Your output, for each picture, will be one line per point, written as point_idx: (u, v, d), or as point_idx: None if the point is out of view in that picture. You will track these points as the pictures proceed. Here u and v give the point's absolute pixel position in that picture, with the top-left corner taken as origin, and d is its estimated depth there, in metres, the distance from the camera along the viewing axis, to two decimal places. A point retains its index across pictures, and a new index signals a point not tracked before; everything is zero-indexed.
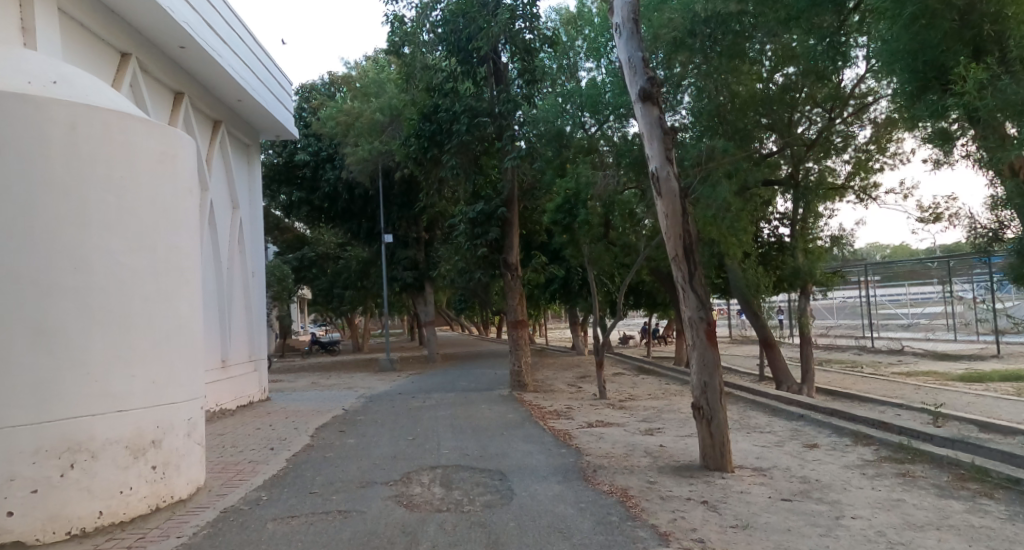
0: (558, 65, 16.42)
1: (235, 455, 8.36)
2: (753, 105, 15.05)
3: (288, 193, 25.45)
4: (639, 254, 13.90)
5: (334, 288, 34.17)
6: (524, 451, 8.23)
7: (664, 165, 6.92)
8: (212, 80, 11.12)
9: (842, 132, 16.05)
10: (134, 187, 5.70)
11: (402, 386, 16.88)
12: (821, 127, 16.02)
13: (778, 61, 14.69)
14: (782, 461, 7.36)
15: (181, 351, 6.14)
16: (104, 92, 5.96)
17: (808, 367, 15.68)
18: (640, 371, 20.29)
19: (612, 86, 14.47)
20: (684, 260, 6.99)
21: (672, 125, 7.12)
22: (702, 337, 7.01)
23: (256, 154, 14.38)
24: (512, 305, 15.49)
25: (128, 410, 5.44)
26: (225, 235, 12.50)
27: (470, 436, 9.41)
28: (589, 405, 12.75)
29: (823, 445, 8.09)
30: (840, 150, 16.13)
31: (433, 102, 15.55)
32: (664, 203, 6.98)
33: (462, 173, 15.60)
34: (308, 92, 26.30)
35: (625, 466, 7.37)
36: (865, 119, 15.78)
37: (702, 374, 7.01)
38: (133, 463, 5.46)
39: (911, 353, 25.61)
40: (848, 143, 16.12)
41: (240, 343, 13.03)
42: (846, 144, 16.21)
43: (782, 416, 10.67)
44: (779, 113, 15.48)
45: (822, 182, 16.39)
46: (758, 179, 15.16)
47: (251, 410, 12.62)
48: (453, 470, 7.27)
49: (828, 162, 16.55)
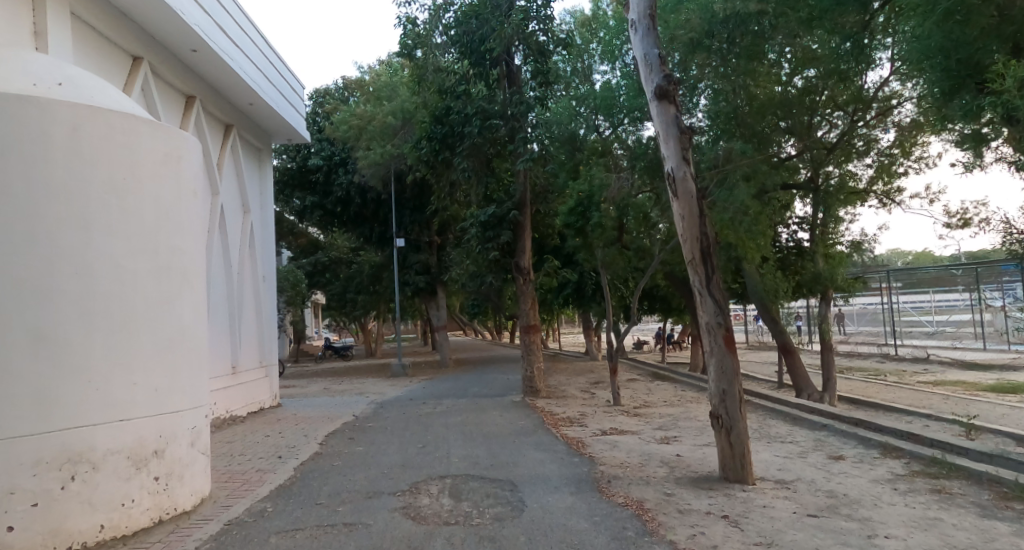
0: (572, 68, 16.24)
1: (242, 463, 8.20)
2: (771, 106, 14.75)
3: (301, 197, 25.44)
4: (655, 259, 13.64)
5: (347, 293, 34.15)
6: (536, 460, 8.01)
7: (680, 165, 6.68)
8: (224, 83, 11.02)
9: (864, 135, 15.49)
10: (137, 189, 5.56)
11: (414, 392, 16.72)
12: (842, 129, 15.62)
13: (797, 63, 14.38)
14: (806, 473, 7.08)
15: (184, 359, 5.99)
16: (109, 93, 5.82)
17: (830, 375, 15.31)
18: (655, 378, 19.99)
19: (627, 88, 14.22)
20: (701, 263, 6.76)
21: (689, 124, 6.88)
22: (720, 343, 6.75)
23: (267, 158, 14.30)
24: (524, 310, 15.27)
25: (129, 419, 5.29)
26: (236, 239, 12.41)
27: (482, 444, 9.20)
28: (603, 413, 12.49)
29: (850, 458, 7.79)
30: (862, 154, 15.62)
31: (445, 104, 15.40)
32: (680, 204, 6.75)
33: (474, 176, 15.43)
34: (322, 96, 26.28)
35: (641, 477, 7.12)
36: (888, 122, 15.19)
37: (721, 381, 6.74)
38: (135, 474, 5.29)
39: (936, 361, 25.00)
40: (871, 147, 15.56)
41: (250, 348, 12.93)
42: (869, 147, 15.62)
43: (804, 426, 10.35)
44: (798, 115, 15.18)
45: (843, 186, 16.02)
46: (777, 182, 14.82)
47: (261, 416, 12.49)
48: (463, 480, 7.06)
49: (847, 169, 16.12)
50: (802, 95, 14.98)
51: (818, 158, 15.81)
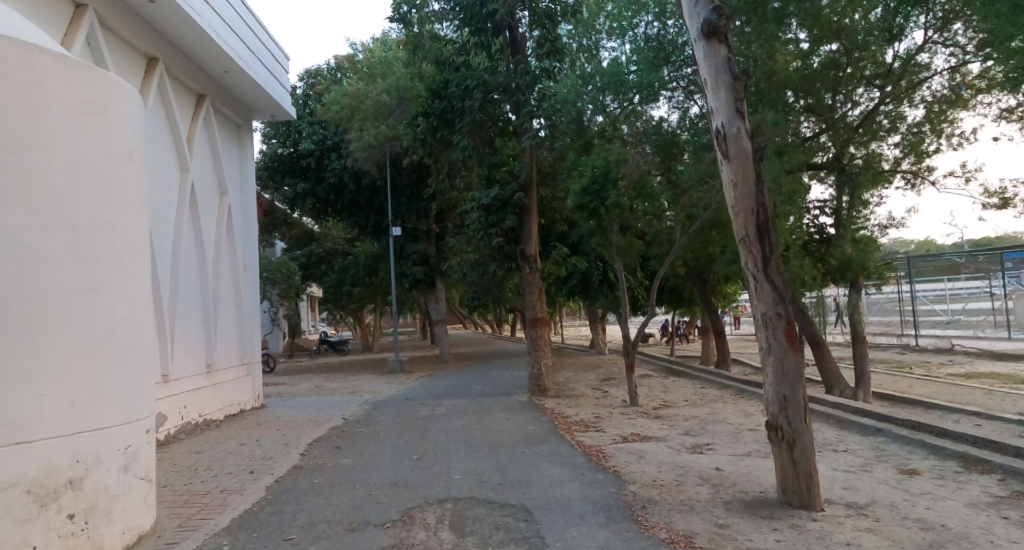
0: (579, 43, 14.93)
1: (206, 481, 6.95)
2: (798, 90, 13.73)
3: (293, 183, 24.07)
4: (678, 243, 12.45)
5: (343, 285, 32.93)
6: (554, 478, 6.76)
7: (732, 119, 5.41)
8: (193, 45, 9.72)
9: (889, 112, 14.27)
10: (45, 142, 4.30)
11: (411, 391, 15.51)
12: (867, 109, 14.36)
13: (823, 34, 13.27)
14: (881, 494, 5.83)
15: (116, 361, 4.69)
16: (10, 19, 4.53)
17: (863, 370, 14.13)
18: (669, 373, 18.81)
19: (639, 64, 13.28)
20: (755, 240, 5.51)
21: (742, 69, 5.61)
22: (781, 339, 5.51)
23: (248, 135, 13.02)
24: (530, 302, 14.03)
25: (30, 442, 4.01)
26: (211, 223, 11.15)
27: (487, 456, 7.95)
28: (620, 414, 11.29)
29: (926, 472, 6.54)
30: (888, 132, 14.27)
31: (442, 77, 14.11)
32: (731, 168, 5.48)
33: (475, 155, 14.17)
34: (313, 78, 24.86)
35: (682, 501, 5.86)
36: (917, 97, 13.91)
37: (782, 386, 5.50)
38: (39, 513, 4.00)
39: (961, 353, 23.81)
40: (897, 124, 14.24)
41: (229, 344, 11.71)
42: (894, 125, 14.31)
43: (852, 429, 9.12)
44: (823, 93, 14.11)
45: (869, 166, 14.36)
46: (803, 160, 13.36)
47: (241, 420, 11.26)
48: (468, 506, 5.82)
49: (874, 147, 14.59)
50: (823, 69, 13.85)
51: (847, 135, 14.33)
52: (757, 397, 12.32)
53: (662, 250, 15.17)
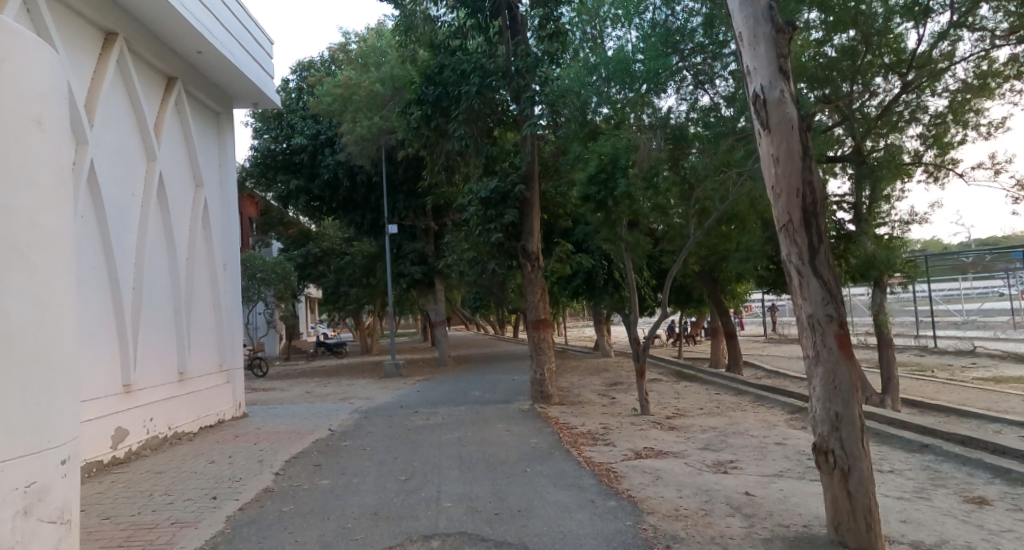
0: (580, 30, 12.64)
1: (159, 511, 6.03)
2: (814, 81, 12.64)
3: (285, 180, 23.16)
4: (691, 239, 11.55)
5: (341, 286, 32.08)
6: (560, 505, 5.83)
7: (775, 79, 4.50)
8: (159, 20, 8.79)
9: (910, 102, 13.05)
10: None
11: (406, 397, 14.62)
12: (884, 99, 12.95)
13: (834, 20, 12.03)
14: (953, 531, 4.88)
15: (19, 373, 3.78)
16: None
17: (890, 375, 13.17)
18: (679, 378, 17.88)
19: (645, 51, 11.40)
20: (800, 223, 4.58)
21: (786, 21, 4.70)
22: (832, 345, 4.56)
23: (228, 124, 12.15)
24: (533, 302, 13.11)
25: None
26: (183, 217, 10.28)
27: (483, 477, 7.02)
28: (631, 425, 10.35)
29: (998, 502, 5.59)
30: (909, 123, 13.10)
31: (436, 61, 13.23)
32: (770, 140, 4.55)
33: (472, 145, 13.33)
34: (306, 70, 23.93)
35: (712, 537, 4.93)
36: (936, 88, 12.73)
37: (833, 403, 4.53)
38: None
39: (984, 355, 22.77)
40: (919, 115, 13.08)
41: (205, 349, 10.82)
42: (915, 116, 13.15)
43: (893, 443, 8.19)
44: (839, 82, 12.74)
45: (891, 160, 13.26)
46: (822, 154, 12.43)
47: (217, 432, 10.34)
48: (458, 544, 4.90)
49: (894, 139, 13.49)
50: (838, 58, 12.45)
51: (870, 122, 13.05)
52: (778, 405, 11.36)
53: (672, 247, 14.23)
